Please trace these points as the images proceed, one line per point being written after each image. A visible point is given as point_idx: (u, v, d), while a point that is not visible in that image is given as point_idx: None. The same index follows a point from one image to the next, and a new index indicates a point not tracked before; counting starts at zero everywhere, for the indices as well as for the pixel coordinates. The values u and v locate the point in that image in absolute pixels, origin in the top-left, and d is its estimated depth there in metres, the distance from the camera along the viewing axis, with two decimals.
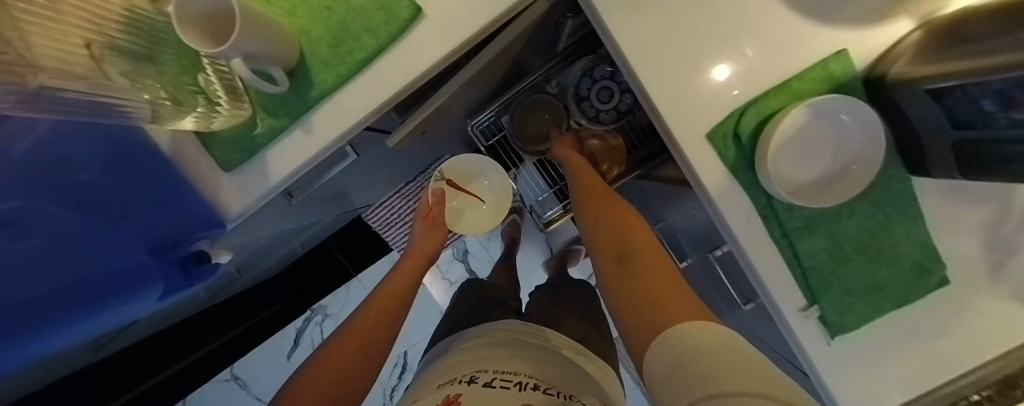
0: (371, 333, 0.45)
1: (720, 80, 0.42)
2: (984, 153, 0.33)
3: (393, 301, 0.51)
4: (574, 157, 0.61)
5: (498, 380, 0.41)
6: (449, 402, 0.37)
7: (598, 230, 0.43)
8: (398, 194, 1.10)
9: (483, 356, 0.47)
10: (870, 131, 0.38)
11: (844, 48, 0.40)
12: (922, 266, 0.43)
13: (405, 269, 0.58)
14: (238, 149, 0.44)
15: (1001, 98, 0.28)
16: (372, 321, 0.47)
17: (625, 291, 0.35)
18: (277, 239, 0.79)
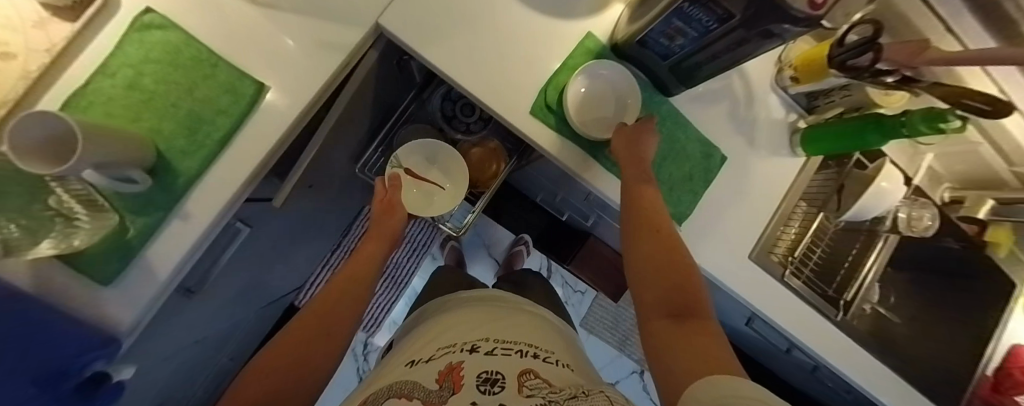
0: (333, 331, 0.42)
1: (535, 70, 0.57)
2: (685, 67, 0.51)
3: (349, 287, 0.49)
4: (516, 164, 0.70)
5: (499, 348, 0.38)
6: (448, 369, 0.35)
7: (644, 265, 0.45)
8: (326, 266, 1.13)
9: (483, 327, 0.45)
10: (622, 75, 0.57)
11: (589, 30, 0.58)
12: (704, 153, 0.61)
13: (362, 260, 0.55)
14: (111, 257, 0.44)
15: (665, 35, 0.47)
16: (333, 317, 0.43)
17: (675, 344, 0.35)
18: (199, 349, 0.73)
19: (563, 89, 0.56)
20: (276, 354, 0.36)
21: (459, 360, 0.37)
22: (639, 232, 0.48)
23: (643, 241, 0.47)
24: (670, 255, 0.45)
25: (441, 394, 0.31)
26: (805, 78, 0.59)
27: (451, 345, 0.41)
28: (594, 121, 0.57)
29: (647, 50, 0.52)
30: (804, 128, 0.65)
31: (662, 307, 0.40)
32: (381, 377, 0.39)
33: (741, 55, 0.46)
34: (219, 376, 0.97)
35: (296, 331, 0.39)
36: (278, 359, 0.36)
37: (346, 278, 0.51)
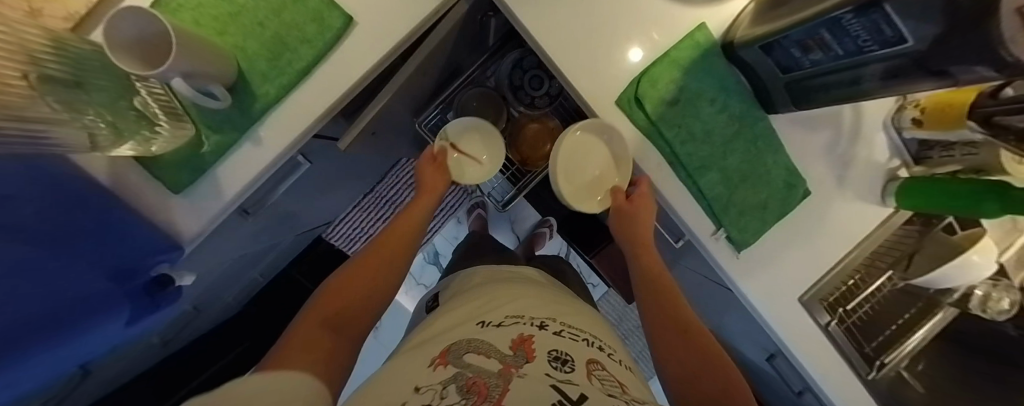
0: (368, 296, 0.45)
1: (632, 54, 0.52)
2: (804, 86, 0.46)
3: (378, 262, 0.49)
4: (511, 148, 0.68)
5: (567, 331, 0.39)
6: (522, 339, 0.36)
7: (657, 339, 0.45)
8: (358, 207, 1.21)
9: (548, 306, 0.46)
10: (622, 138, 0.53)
11: (703, 21, 0.52)
12: (789, 183, 0.56)
13: (407, 223, 0.56)
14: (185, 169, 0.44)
15: (800, 46, 0.41)
16: (368, 281, 0.46)
17: None
18: (240, 261, 0.77)
19: (658, 83, 0.51)
20: (315, 315, 0.40)
21: (529, 332, 0.38)
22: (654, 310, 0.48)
23: (660, 304, 0.48)
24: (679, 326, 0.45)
25: (515, 359, 0.33)
26: (931, 124, 0.52)
27: (519, 314, 0.42)
28: (681, 124, 0.52)
29: (767, 59, 0.47)
30: (905, 178, 0.59)
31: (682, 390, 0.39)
32: (451, 328, 0.41)
33: (880, 88, 0.40)
34: (249, 287, 1.04)
35: (332, 295, 0.43)
36: (318, 317, 0.40)
37: (391, 239, 0.53)
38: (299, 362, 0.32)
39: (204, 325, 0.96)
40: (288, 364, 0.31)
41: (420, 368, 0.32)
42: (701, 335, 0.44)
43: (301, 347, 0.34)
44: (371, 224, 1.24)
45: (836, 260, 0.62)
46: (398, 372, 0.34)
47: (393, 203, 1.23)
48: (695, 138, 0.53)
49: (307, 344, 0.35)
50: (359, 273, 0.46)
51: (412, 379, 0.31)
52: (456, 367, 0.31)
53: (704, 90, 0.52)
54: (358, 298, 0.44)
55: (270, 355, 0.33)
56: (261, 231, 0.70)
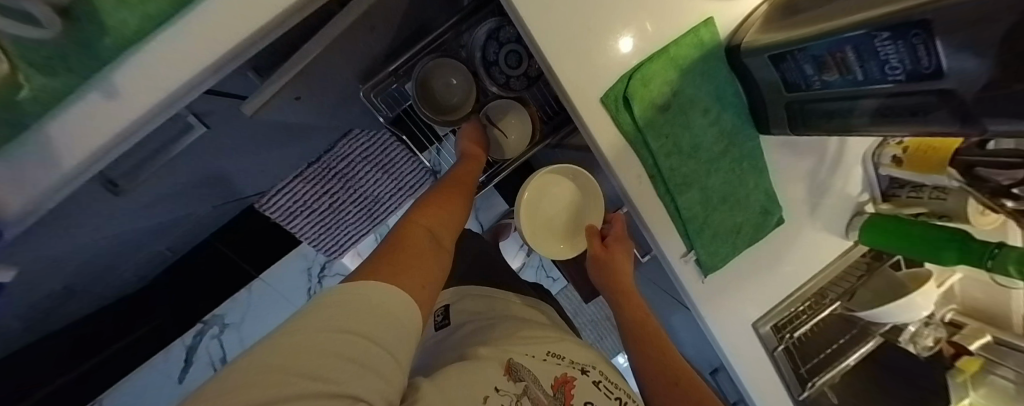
0: (447, 226, 0.43)
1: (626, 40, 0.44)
2: (801, 107, 0.41)
3: (452, 207, 0.46)
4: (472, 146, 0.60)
5: (605, 384, 0.43)
6: (564, 381, 0.40)
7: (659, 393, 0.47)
8: (302, 178, 1.00)
9: (575, 342, 0.48)
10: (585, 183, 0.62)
11: (709, 16, 0.44)
12: (766, 209, 0.53)
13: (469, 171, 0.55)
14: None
15: (814, 63, 0.36)
16: (444, 217, 0.43)
17: None
18: (129, 235, 0.63)
19: (650, 82, 0.43)
20: (411, 232, 0.37)
21: (573, 373, 0.42)
22: (647, 358, 0.50)
23: (647, 348, 0.51)
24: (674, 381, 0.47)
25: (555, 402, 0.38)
26: (910, 165, 0.50)
27: (559, 352, 0.44)
28: (669, 134, 0.46)
29: (774, 72, 0.41)
30: (870, 214, 0.58)
31: None
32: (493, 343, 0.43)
33: (872, 124, 0.37)
34: (156, 260, 0.88)
35: (422, 218, 0.40)
36: (416, 235, 0.36)
37: (461, 183, 0.51)
38: (403, 278, 0.29)
39: (88, 301, 0.81)
40: (402, 279, 0.28)
41: (495, 372, 0.38)
42: (692, 382, 0.48)
43: (415, 263, 0.32)
44: (315, 198, 1.03)
45: (794, 287, 0.62)
46: (468, 371, 0.36)
47: (344, 178, 1.03)
48: (681, 151, 0.47)
49: (420, 260, 0.32)
50: (437, 206, 0.44)
51: (488, 380, 0.36)
52: (523, 382, 0.38)
53: (700, 97, 0.45)
54: (443, 225, 0.42)
55: (382, 261, 0.30)
56: (151, 201, 0.56)
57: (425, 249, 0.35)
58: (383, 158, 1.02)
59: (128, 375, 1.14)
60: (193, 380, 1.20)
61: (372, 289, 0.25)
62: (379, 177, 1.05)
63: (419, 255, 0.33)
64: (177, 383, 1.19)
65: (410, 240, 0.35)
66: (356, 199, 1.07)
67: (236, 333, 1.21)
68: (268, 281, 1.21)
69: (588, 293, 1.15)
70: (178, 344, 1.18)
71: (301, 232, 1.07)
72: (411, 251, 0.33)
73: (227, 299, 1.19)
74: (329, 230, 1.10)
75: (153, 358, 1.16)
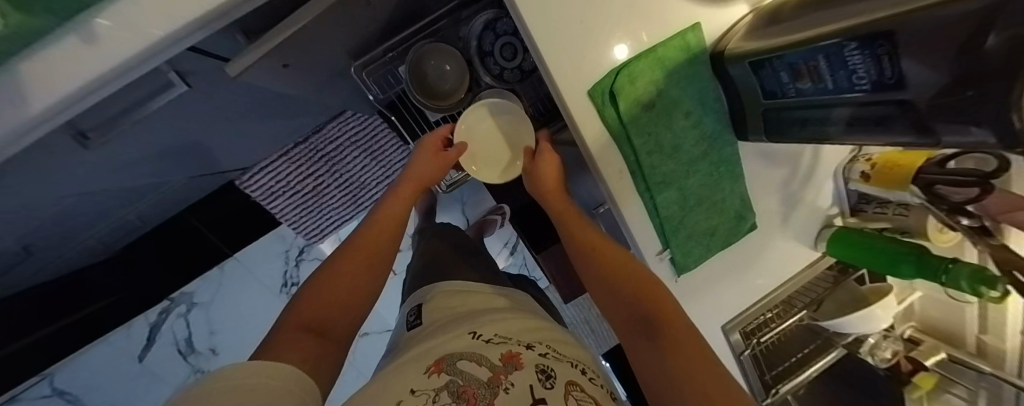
0: (354, 291, 0.44)
1: (619, 49, 0.45)
2: (775, 114, 0.43)
3: (375, 241, 0.48)
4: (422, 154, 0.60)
5: (552, 353, 0.40)
6: (508, 356, 0.38)
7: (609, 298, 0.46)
8: (286, 158, 0.97)
9: (529, 324, 0.46)
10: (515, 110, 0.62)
11: (699, 20, 0.45)
12: (741, 214, 0.55)
13: (411, 185, 0.56)
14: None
15: (790, 71, 0.38)
16: (356, 262, 0.45)
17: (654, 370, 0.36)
18: (100, 197, 0.61)
19: (637, 80, 0.44)
20: (296, 320, 0.39)
21: (518, 349, 0.40)
22: (596, 264, 0.49)
23: (620, 301, 0.45)
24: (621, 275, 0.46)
25: (504, 370, 0.37)
26: (877, 180, 0.53)
27: (505, 334, 0.43)
28: (652, 132, 0.47)
29: (753, 78, 0.42)
30: (837, 226, 0.61)
31: (637, 329, 0.41)
32: (441, 335, 0.43)
33: (843, 132, 0.38)
34: (125, 230, 0.85)
35: (316, 292, 0.42)
36: (299, 322, 0.38)
37: (379, 223, 0.51)
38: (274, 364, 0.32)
39: (46, 264, 0.77)
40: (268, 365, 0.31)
41: (415, 373, 0.37)
42: (640, 275, 0.46)
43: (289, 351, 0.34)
44: (299, 179, 1.01)
45: (763, 294, 0.64)
46: (383, 389, 0.36)
47: (330, 161, 1.01)
48: (662, 150, 0.48)
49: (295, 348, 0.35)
50: (343, 267, 0.44)
51: (404, 385, 0.36)
52: (448, 375, 0.36)
53: (684, 99, 0.47)
54: (343, 291, 0.43)
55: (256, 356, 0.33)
56: (124, 162, 0.55)
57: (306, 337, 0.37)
58: (371, 144, 1.01)
59: (88, 346, 1.11)
60: (155, 357, 1.18)
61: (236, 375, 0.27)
62: (366, 163, 1.04)
63: (299, 344, 0.35)
64: (138, 361, 1.16)
65: (292, 330, 0.37)
66: (341, 184, 1.06)
67: (204, 313, 1.18)
68: (242, 262, 1.17)
69: (567, 293, 1.15)
70: (141, 320, 1.14)
71: (281, 213, 1.05)
72: (290, 341, 0.35)
73: (196, 278, 1.14)
74: (311, 213, 1.08)
75: (114, 331, 1.12)
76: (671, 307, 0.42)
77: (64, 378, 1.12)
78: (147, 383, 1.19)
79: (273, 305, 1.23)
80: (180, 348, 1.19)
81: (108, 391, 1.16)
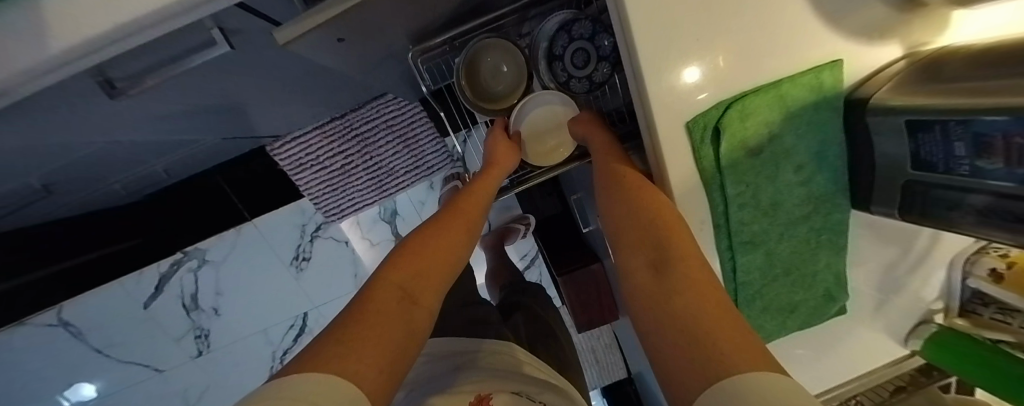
0: (434, 280, 0.35)
1: (684, 82, 0.36)
2: (909, 190, 0.35)
3: (464, 223, 0.44)
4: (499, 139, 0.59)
5: None
6: None
7: (628, 243, 0.36)
8: (322, 132, 0.93)
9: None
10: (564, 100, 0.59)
11: (839, 57, 0.37)
12: (831, 294, 0.46)
13: (491, 174, 0.54)
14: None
15: (972, 143, 0.27)
16: (444, 244, 0.39)
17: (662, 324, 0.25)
18: (126, 146, 0.59)
19: (748, 119, 0.36)
20: (383, 293, 0.30)
21: None
22: (622, 207, 0.40)
23: (643, 257, 0.33)
24: (655, 220, 0.35)
25: None
26: (1010, 283, 0.42)
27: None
28: (750, 182, 0.39)
29: (905, 142, 0.33)
30: (940, 325, 0.52)
31: (648, 282, 0.30)
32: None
33: (979, 226, 0.31)
34: (149, 180, 0.83)
35: (398, 268, 0.34)
36: (384, 297, 0.30)
37: (460, 213, 0.45)
38: (359, 361, 0.23)
39: (65, 203, 0.75)
40: (350, 367, 0.22)
41: None
42: (674, 224, 0.35)
43: (371, 337, 0.26)
44: (330, 156, 0.97)
45: (815, 378, 0.56)
46: None
47: (363, 142, 0.96)
48: (757, 205, 0.40)
49: (378, 331, 0.26)
50: (427, 250, 0.37)
51: None
52: None
53: (799, 150, 0.38)
54: (428, 276, 0.35)
55: (330, 341, 0.24)
56: (151, 117, 0.50)
57: (392, 317, 0.28)
58: (408, 131, 0.97)
59: (95, 286, 1.10)
60: (159, 307, 1.17)
61: (311, 386, 0.19)
62: (400, 150, 1.00)
63: (383, 324, 0.27)
64: (143, 308, 1.16)
65: (375, 306, 0.29)
66: (371, 167, 1.01)
67: (214, 271, 1.16)
68: (259, 229, 1.13)
69: (583, 323, 0.97)
70: (151, 269, 1.12)
71: (306, 187, 1.01)
72: (372, 322, 0.27)
73: (212, 237, 1.11)
74: (335, 192, 1.04)
75: (124, 276, 1.11)
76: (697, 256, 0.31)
77: (70, 311, 1.12)
78: (149, 329, 1.19)
79: (284, 276, 1.21)
80: (184, 302, 1.18)
81: (112, 330, 1.17)
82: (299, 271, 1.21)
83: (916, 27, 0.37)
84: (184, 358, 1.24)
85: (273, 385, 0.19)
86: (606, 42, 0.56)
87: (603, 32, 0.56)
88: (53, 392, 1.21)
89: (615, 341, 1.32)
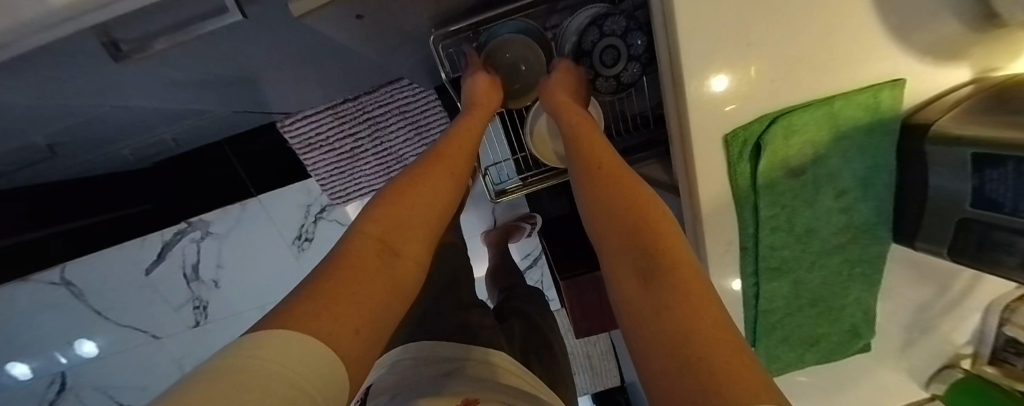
0: (412, 220, 0.31)
1: (713, 91, 0.33)
2: (961, 231, 0.32)
3: (449, 164, 0.39)
4: (481, 84, 0.51)
5: None
6: None
7: (606, 215, 0.32)
8: (333, 113, 0.91)
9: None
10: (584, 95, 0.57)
11: (900, 76, 0.34)
12: (856, 330, 0.43)
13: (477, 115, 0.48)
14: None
15: None
16: (431, 189, 0.35)
17: (650, 305, 0.23)
18: (132, 112, 0.57)
19: (793, 136, 0.33)
20: (361, 248, 0.26)
21: None
22: (602, 178, 0.36)
23: (622, 231, 0.30)
24: (634, 203, 0.31)
25: None
26: None
27: None
28: (786, 205, 0.36)
29: (968, 176, 0.30)
30: (965, 371, 0.48)
31: (631, 262, 0.27)
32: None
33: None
34: (155, 148, 0.82)
35: (377, 219, 0.29)
36: (362, 250, 0.26)
37: (445, 157, 0.40)
38: (327, 320, 0.19)
39: (71, 164, 0.75)
40: (317, 325, 0.18)
41: None
42: (653, 206, 0.30)
43: (345, 295, 0.22)
44: (339, 137, 0.95)
45: None
46: None
47: (374, 126, 0.94)
48: (791, 230, 0.37)
49: (354, 289, 0.22)
50: (408, 194, 0.32)
51: None
52: None
53: (844, 174, 0.35)
54: (410, 229, 0.30)
55: (298, 298, 0.21)
56: (159, 83, 0.48)
57: (369, 272, 0.24)
58: (420, 118, 0.94)
59: (100, 248, 1.10)
60: (161, 274, 1.17)
61: (280, 349, 0.16)
62: (410, 137, 0.97)
63: (357, 277, 0.23)
64: (144, 274, 1.16)
65: (352, 261, 0.24)
66: (379, 152, 0.99)
67: (217, 244, 1.15)
68: (263, 206, 1.12)
69: (582, 330, 0.95)
70: (154, 237, 1.12)
71: (315, 167, 1.00)
72: (351, 277, 0.23)
73: (217, 210, 1.11)
74: (342, 175, 1.02)
75: (128, 241, 1.11)
76: (678, 234, 0.28)
77: (72, 270, 1.13)
78: (148, 295, 1.19)
79: (284, 255, 1.20)
80: (184, 272, 1.18)
81: (112, 292, 1.17)
82: (300, 251, 1.20)
83: (992, 49, 0.34)
84: (181, 327, 1.25)
85: (240, 342, 0.17)
86: (638, 41, 0.53)
87: (636, 30, 0.53)
88: (51, 347, 1.22)
89: (611, 349, 1.30)
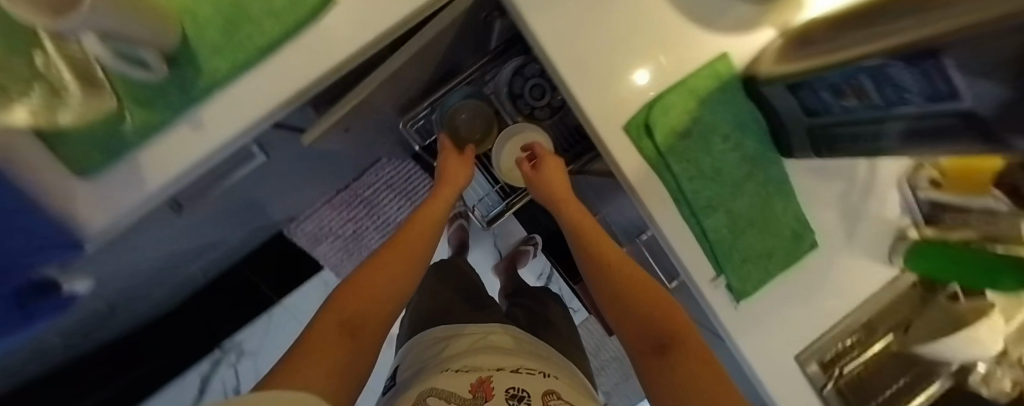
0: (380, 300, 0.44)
1: (639, 85, 0.47)
2: (813, 136, 0.44)
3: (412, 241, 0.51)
4: (451, 166, 0.62)
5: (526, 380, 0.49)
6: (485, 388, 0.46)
7: (615, 296, 0.48)
8: (333, 206, 1.05)
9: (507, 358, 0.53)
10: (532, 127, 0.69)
11: (724, 49, 0.47)
12: (796, 233, 0.52)
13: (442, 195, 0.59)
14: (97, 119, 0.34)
15: (832, 90, 0.35)
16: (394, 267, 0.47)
17: (677, 374, 0.40)
18: (174, 257, 0.69)
19: (670, 111, 0.46)
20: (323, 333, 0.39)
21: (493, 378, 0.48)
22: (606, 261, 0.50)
23: (634, 316, 0.46)
24: (641, 291, 0.47)
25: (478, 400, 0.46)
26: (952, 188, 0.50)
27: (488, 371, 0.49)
28: (690, 158, 0.47)
29: (794, 99, 0.42)
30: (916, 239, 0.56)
31: (646, 338, 0.44)
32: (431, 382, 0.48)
33: (903, 148, 0.33)
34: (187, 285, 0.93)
35: (343, 300, 0.42)
36: (325, 332, 0.39)
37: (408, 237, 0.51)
38: (296, 381, 0.33)
39: (120, 323, 0.84)
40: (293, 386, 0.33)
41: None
42: (655, 290, 0.47)
43: (312, 364, 0.36)
44: (342, 224, 1.07)
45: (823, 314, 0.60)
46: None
47: (370, 205, 1.07)
48: (703, 174, 0.48)
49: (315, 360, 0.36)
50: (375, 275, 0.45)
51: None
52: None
53: (721, 122, 0.47)
54: (372, 308, 0.43)
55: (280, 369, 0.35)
56: (196, 224, 0.60)
57: (330, 346, 0.38)
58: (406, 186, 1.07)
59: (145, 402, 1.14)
60: None
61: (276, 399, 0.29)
62: (403, 205, 1.09)
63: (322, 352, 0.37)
64: None
65: (321, 340, 0.38)
66: (380, 227, 1.11)
67: (252, 363, 1.18)
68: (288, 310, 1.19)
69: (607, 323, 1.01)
70: (192, 375, 1.16)
71: (327, 258, 1.11)
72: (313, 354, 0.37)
73: (246, 327, 1.17)
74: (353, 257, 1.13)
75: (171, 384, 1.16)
76: (682, 315, 0.45)
77: None
78: None
79: None
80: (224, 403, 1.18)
81: None
82: None
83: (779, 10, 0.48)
84: None
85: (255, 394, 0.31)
86: None
87: None
88: None
89: None
